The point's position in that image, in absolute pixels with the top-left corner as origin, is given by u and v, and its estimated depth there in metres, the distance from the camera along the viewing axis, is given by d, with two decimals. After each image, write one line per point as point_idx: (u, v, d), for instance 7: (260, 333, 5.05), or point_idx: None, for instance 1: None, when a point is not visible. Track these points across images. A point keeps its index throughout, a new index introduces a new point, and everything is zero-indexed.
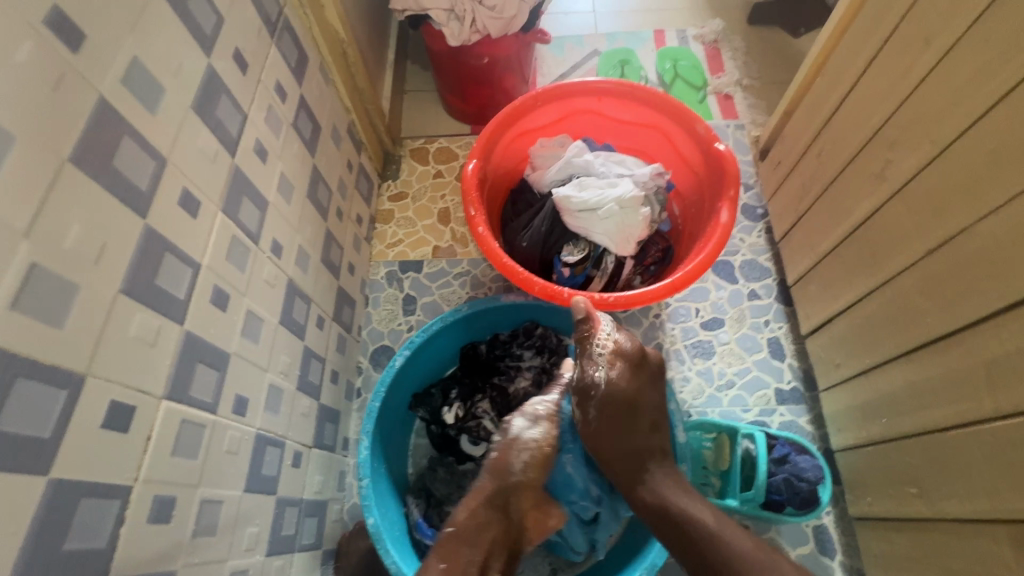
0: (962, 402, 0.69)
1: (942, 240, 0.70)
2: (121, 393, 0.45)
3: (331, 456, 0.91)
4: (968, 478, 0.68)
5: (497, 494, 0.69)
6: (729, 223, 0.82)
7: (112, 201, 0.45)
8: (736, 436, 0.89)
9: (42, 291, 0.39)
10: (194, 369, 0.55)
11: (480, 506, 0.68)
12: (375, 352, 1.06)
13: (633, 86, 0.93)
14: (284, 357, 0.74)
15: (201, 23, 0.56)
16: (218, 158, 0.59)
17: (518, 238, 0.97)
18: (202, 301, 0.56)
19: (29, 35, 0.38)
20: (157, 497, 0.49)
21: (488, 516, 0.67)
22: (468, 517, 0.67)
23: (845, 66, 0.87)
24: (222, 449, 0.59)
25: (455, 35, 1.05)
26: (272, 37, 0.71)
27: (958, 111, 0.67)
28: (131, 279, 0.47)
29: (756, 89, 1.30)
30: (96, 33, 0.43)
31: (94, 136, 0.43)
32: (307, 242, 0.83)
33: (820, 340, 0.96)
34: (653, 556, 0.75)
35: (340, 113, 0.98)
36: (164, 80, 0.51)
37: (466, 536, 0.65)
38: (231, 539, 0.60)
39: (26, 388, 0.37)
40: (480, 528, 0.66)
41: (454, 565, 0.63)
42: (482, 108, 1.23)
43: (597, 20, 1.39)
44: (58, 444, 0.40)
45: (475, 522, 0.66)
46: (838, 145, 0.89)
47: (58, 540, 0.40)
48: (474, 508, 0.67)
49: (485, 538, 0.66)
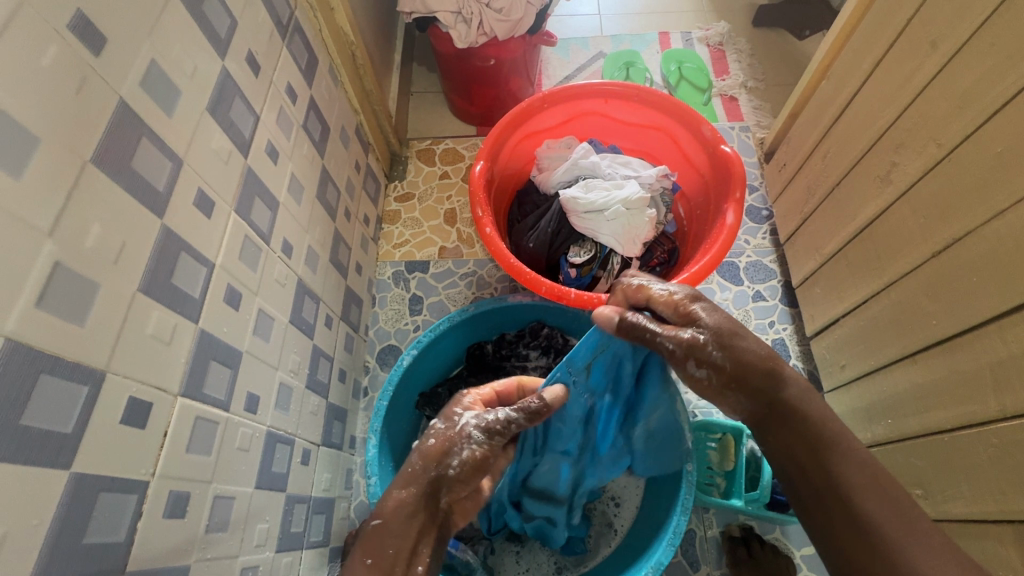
0: (967, 403, 0.69)
1: (948, 241, 0.70)
2: (139, 390, 0.46)
3: (338, 454, 0.91)
4: (974, 477, 0.68)
5: (431, 485, 0.60)
6: (735, 225, 0.83)
7: (131, 201, 0.46)
8: (741, 437, 0.89)
9: (64, 289, 0.40)
10: (208, 366, 0.55)
11: (410, 495, 0.59)
12: (382, 352, 1.07)
13: (640, 89, 0.94)
14: (294, 355, 0.75)
15: (216, 26, 0.57)
16: (231, 159, 0.60)
17: (524, 238, 0.98)
18: (215, 300, 0.57)
19: (54, 40, 0.38)
20: (172, 493, 0.50)
21: (417, 503, 0.59)
22: (398, 507, 0.59)
23: (851, 68, 0.88)
24: (233, 446, 0.60)
25: (462, 37, 1.06)
26: (283, 39, 0.72)
27: (965, 114, 0.67)
28: (149, 278, 0.48)
29: (761, 91, 1.31)
30: (116, 36, 0.44)
31: (113, 139, 0.44)
32: (316, 243, 0.84)
33: (826, 341, 0.97)
34: (658, 555, 0.75)
35: (349, 115, 0.99)
36: (179, 83, 0.51)
37: (396, 528, 0.58)
38: (242, 535, 0.61)
39: (49, 383, 0.38)
40: (410, 517, 0.58)
41: (382, 561, 0.56)
42: (488, 109, 1.24)
43: (602, 22, 1.40)
44: (79, 439, 0.40)
45: (403, 512, 0.58)
46: (843, 147, 0.89)
47: (78, 534, 0.40)
48: (405, 495, 0.59)
49: (414, 526, 0.58)
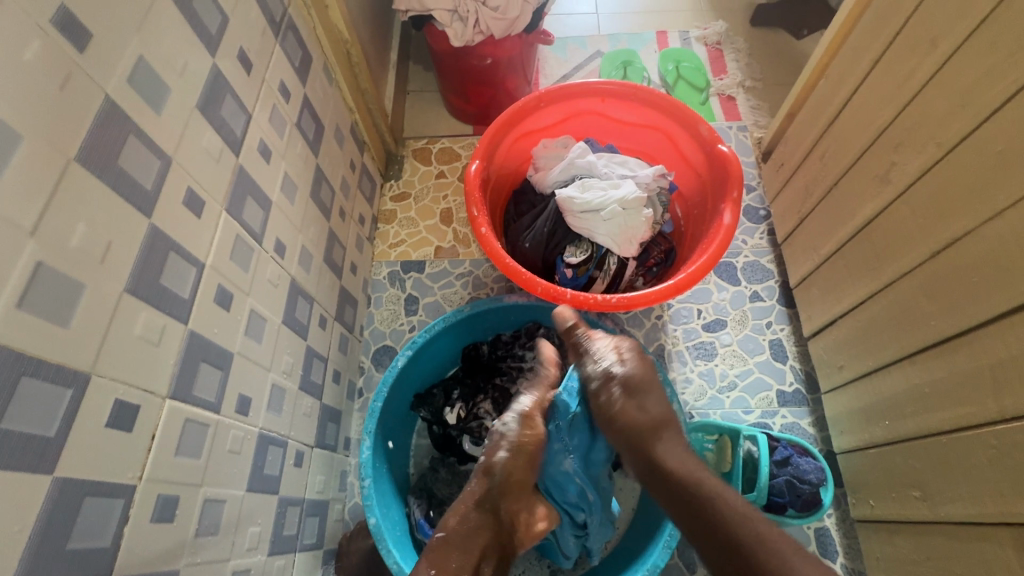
0: (965, 405, 0.69)
1: (947, 241, 0.70)
2: (126, 392, 0.45)
3: (332, 455, 0.90)
4: (973, 480, 0.68)
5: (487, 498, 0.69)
6: (732, 225, 0.82)
7: (119, 201, 0.45)
8: (738, 438, 0.88)
9: (47, 290, 0.39)
10: (198, 368, 0.55)
11: (471, 510, 0.68)
12: (377, 352, 1.06)
13: (637, 88, 0.93)
14: (287, 357, 0.74)
15: (206, 23, 0.56)
16: (223, 157, 0.59)
17: (521, 238, 0.97)
18: (206, 301, 0.56)
19: (38, 35, 0.38)
20: (160, 496, 0.49)
21: (482, 521, 0.67)
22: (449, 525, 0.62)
23: (849, 68, 0.87)
24: (225, 449, 0.59)
25: (458, 35, 1.05)
26: (277, 37, 0.72)
27: (964, 113, 0.67)
28: (137, 278, 0.47)
29: (759, 90, 1.30)
30: (103, 33, 0.43)
31: (99, 137, 0.43)
32: (310, 243, 0.83)
33: (823, 342, 0.96)
34: (655, 557, 0.75)
35: (344, 114, 0.98)
36: (169, 80, 0.51)
37: (458, 542, 0.65)
38: (232, 539, 0.60)
39: (30, 387, 0.37)
40: (474, 532, 0.66)
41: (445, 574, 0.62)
42: (484, 108, 1.23)
43: (599, 21, 1.39)
44: (62, 444, 0.40)
45: (468, 525, 0.67)
46: (841, 147, 0.89)
47: (62, 538, 0.40)
48: (466, 514, 0.68)
49: (476, 543, 0.66)
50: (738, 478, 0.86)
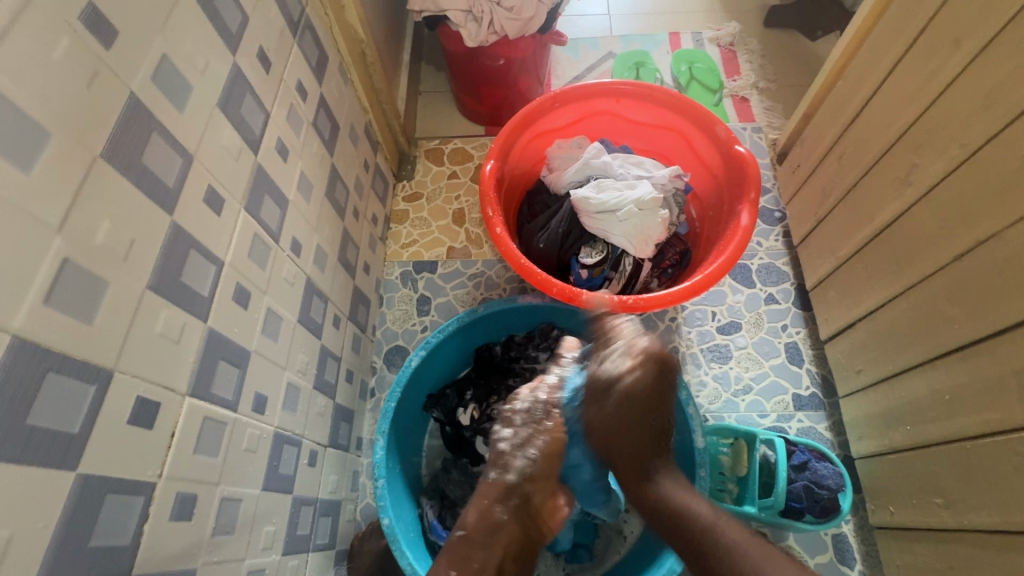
0: (991, 410, 0.68)
1: (971, 245, 0.69)
2: (147, 390, 0.45)
3: (345, 455, 0.90)
4: (998, 487, 0.67)
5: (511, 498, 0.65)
6: (750, 226, 0.81)
7: (141, 197, 0.45)
8: (754, 442, 0.88)
9: (73, 286, 0.39)
10: (217, 366, 0.55)
11: None
12: (389, 353, 1.06)
13: (652, 88, 0.93)
14: (302, 355, 0.75)
15: (227, 21, 0.56)
16: (242, 156, 0.59)
17: (535, 239, 0.97)
18: (224, 300, 0.56)
19: (65, 32, 0.38)
20: (179, 495, 0.49)
21: (504, 518, 0.63)
22: None
23: (869, 68, 0.86)
24: (241, 447, 0.59)
25: (472, 36, 1.05)
26: (294, 36, 0.72)
27: (991, 113, 0.65)
28: (159, 275, 0.47)
29: (773, 91, 1.30)
30: (127, 31, 0.43)
31: (124, 134, 0.43)
32: (325, 242, 0.83)
33: (841, 345, 0.95)
34: (671, 561, 0.75)
35: (358, 113, 0.98)
36: (190, 78, 0.51)
37: (481, 541, 0.62)
38: (248, 538, 0.60)
39: (57, 382, 0.37)
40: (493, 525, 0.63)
41: None
42: (497, 109, 1.23)
43: (612, 22, 1.39)
44: (86, 440, 0.40)
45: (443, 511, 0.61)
46: (860, 148, 0.88)
47: (84, 536, 0.40)
48: (486, 509, 0.64)
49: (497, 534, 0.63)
50: (755, 481, 0.86)
